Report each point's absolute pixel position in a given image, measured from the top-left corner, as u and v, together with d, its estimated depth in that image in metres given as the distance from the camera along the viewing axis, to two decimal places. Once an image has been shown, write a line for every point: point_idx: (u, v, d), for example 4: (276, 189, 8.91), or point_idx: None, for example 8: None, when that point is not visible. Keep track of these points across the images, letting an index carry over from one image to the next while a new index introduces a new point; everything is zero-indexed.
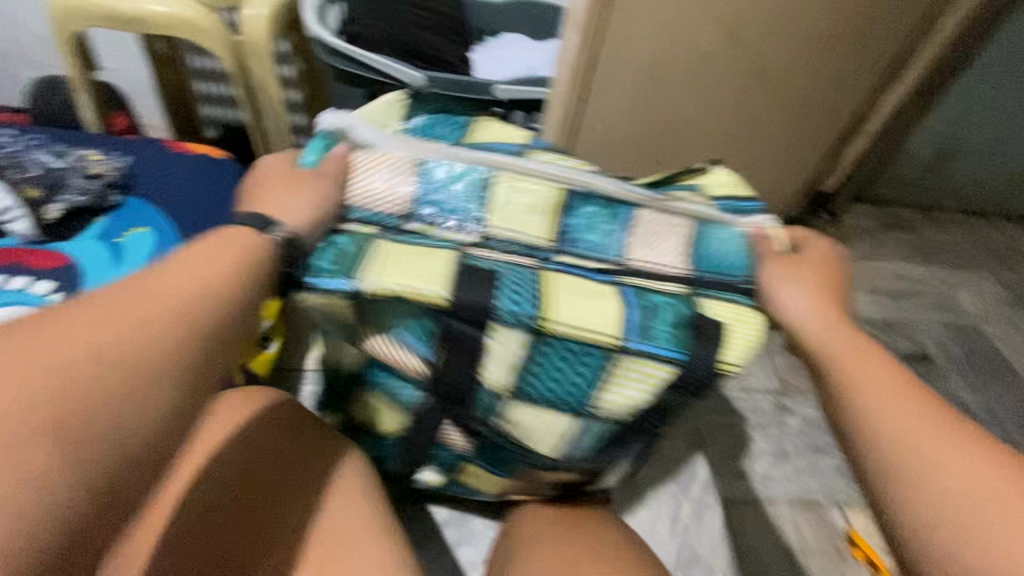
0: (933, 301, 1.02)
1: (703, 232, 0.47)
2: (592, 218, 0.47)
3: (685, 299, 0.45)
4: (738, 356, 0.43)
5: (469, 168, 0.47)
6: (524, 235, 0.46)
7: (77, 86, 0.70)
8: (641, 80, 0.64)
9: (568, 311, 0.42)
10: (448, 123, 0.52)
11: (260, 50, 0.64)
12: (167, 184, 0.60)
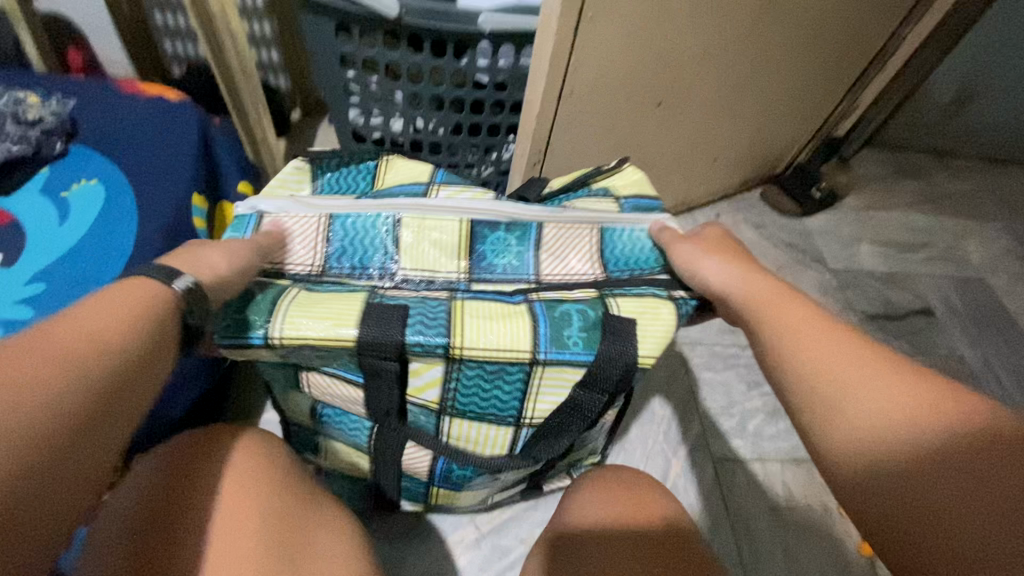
0: (939, 253, 0.99)
1: (608, 232, 0.51)
2: (505, 237, 0.51)
3: (596, 301, 0.46)
4: (651, 350, 0.43)
5: (378, 212, 0.49)
6: (438, 270, 0.50)
7: (14, 15, 0.63)
8: (642, 14, 0.56)
9: (480, 337, 0.42)
10: (356, 173, 0.53)
11: None
12: (121, 131, 0.53)
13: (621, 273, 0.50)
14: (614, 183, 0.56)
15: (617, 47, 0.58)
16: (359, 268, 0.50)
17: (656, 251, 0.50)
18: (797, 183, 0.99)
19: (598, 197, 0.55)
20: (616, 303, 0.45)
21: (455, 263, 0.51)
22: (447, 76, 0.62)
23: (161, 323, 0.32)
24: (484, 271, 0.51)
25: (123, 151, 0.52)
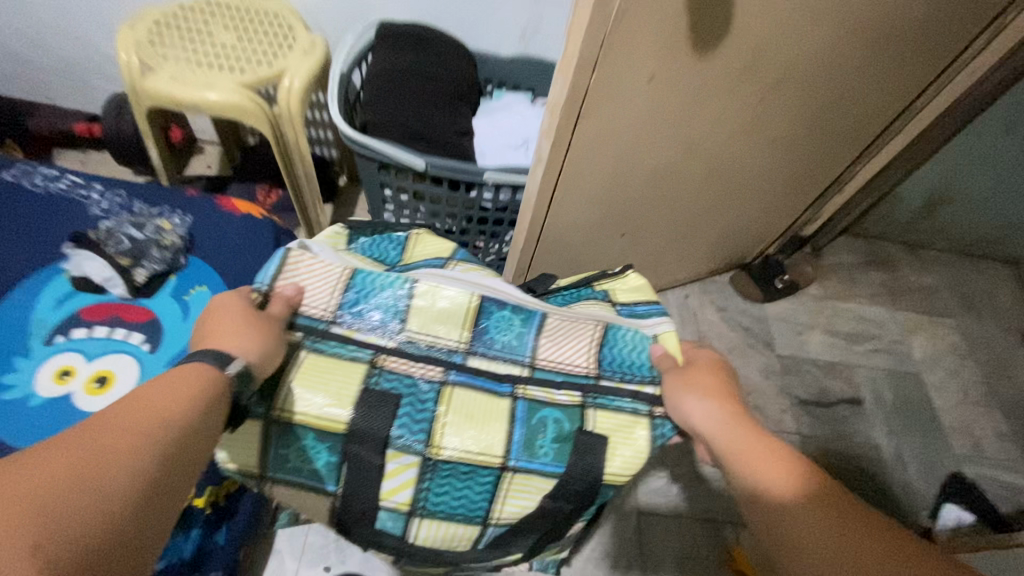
0: (884, 346, 1.12)
1: (609, 333, 0.62)
2: (509, 318, 0.62)
3: (575, 412, 0.58)
4: (624, 469, 0.58)
5: (403, 278, 0.62)
6: (443, 339, 0.60)
7: (146, 134, 0.84)
8: (606, 188, 0.73)
9: (453, 439, 0.57)
10: (388, 243, 0.68)
11: (293, 120, 0.77)
12: (223, 244, 0.74)
13: (614, 372, 0.60)
14: (616, 288, 0.69)
15: (588, 204, 0.75)
16: (367, 327, 0.60)
17: (651, 361, 0.61)
18: (763, 274, 1.13)
19: (599, 297, 0.68)
20: (593, 412, 0.59)
21: (456, 334, 0.61)
22: (459, 202, 0.81)
23: (211, 406, 0.42)
24: (484, 343, 0.60)
25: (225, 261, 0.73)
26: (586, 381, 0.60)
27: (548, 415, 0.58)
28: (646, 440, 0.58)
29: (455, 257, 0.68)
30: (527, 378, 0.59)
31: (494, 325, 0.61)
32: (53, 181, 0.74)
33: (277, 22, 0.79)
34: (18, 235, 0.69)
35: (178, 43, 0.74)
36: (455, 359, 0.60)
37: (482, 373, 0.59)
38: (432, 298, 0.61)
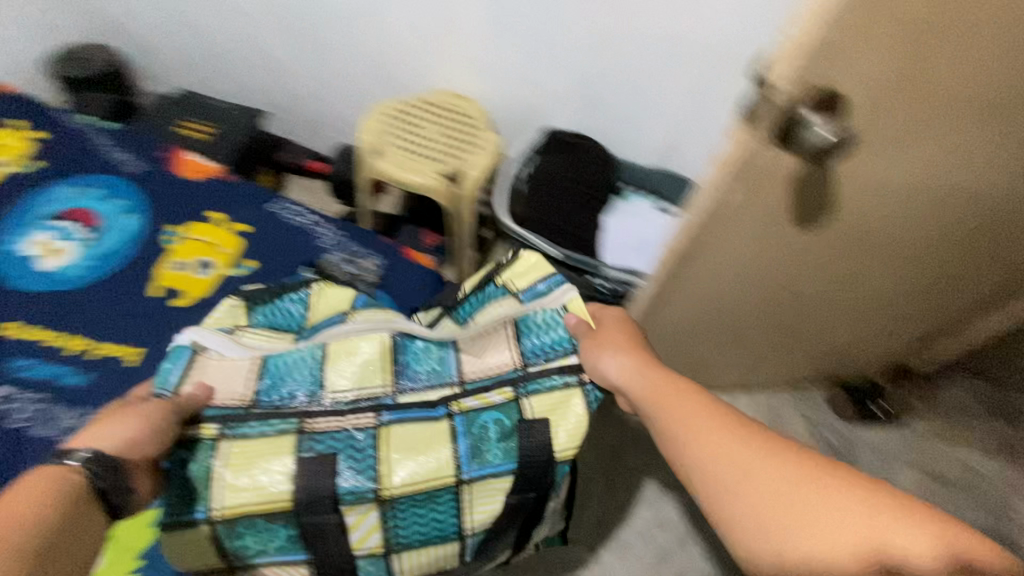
0: (985, 505, 1.08)
1: (522, 319, 0.77)
2: (427, 348, 0.79)
3: (507, 411, 0.73)
4: (569, 437, 0.72)
5: (310, 347, 0.78)
6: (369, 387, 0.76)
7: (363, 185, 1.11)
8: (700, 313, 0.85)
9: (399, 483, 0.71)
10: (287, 311, 0.83)
11: (467, 199, 0.98)
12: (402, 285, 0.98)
13: (537, 357, 0.75)
14: (511, 277, 0.80)
15: (687, 319, 0.88)
16: (302, 393, 0.75)
17: (568, 333, 0.75)
18: (863, 398, 1.14)
19: (501, 294, 0.80)
20: (525, 398, 0.73)
21: (383, 382, 0.77)
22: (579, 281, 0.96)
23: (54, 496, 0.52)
24: (409, 377, 0.78)
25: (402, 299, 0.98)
26: (514, 375, 0.75)
27: (484, 425, 0.73)
28: (582, 406, 0.72)
29: (357, 304, 0.83)
30: (457, 394, 0.75)
31: (411, 355, 0.79)
32: (298, 217, 1.01)
33: (469, 122, 1.03)
34: (273, 255, 0.97)
35: (399, 132, 1.01)
36: (386, 401, 0.76)
37: (416, 405, 0.75)
38: (347, 357, 0.77)
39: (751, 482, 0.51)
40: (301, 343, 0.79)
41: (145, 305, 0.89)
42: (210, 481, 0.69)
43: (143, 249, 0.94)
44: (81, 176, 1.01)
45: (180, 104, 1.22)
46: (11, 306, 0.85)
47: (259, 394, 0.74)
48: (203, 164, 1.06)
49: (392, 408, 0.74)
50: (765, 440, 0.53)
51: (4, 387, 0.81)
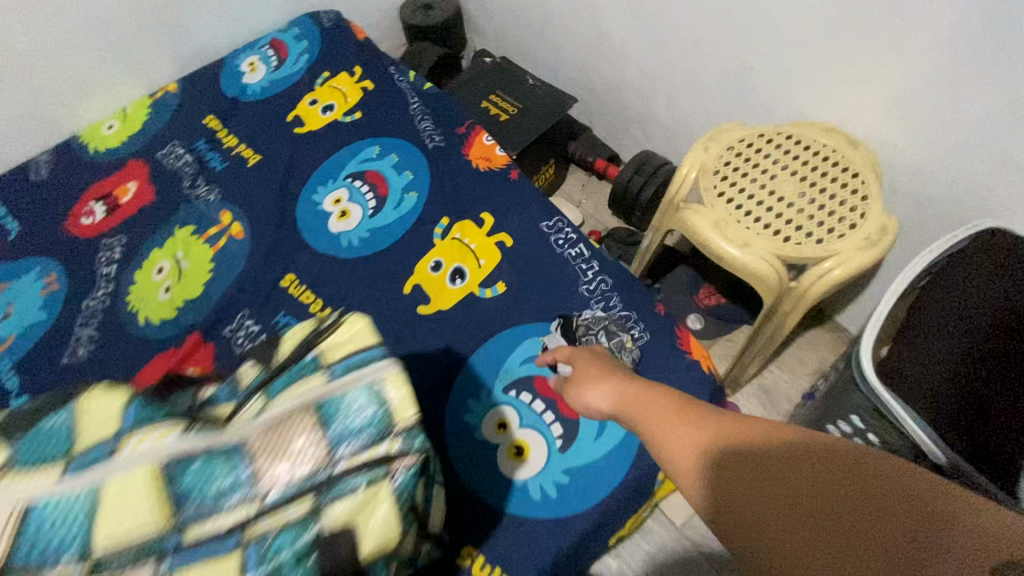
0: None
1: (325, 406, 0.40)
2: (202, 466, 0.38)
3: (311, 535, 0.37)
4: (383, 549, 0.39)
5: (67, 493, 0.37)
6: (142, 530, 0.36)
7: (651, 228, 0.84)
8: None
9: None
10: (48, 433, 0.40)
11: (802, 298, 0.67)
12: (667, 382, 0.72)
13: (344, 449, 0.39)
14: (324, 347, 0.45)
15: None
16: (47, 562, 0.35)
17: (380, 408, 0.40)
18: None
19: (308, 369, 0.43)
20: (329, 508, 0.38)
21: (155, 522, 0.37)
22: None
23: None
24: (196, 518, 0.37)
25: None
26: (322, 482, 0.38)
27: (279, 549, 0.37)
28: (394, 493, 0.39)
29: (126, 420, 0.41)
30: (257, 518, 0.37)
31: (191, 483, 0.38)
32: (569, 246, 0.83)
33: (849, 187, 0.69)
34: (528, 285, 0.81)
35: (740, 172, 0.71)
36: (165, 546, 0.36)
37: (194, 546, 0.37)
38: (117, 509, 0.36)
39: (707, 460, 0.40)
40: (59, 485, 0.37)
41: (396, 299, 0.82)
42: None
43: (414, 235, 0.88)
44: (388, 140, 1.01)
45: (503, 73, 1.12)
46: (297, 260, 0.88)
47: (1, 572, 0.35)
48: (492, 148, 0.95)
49: (173, 546, 0.36)
50: (695, 411, 0.44)
51: (263, 338, 0.81)
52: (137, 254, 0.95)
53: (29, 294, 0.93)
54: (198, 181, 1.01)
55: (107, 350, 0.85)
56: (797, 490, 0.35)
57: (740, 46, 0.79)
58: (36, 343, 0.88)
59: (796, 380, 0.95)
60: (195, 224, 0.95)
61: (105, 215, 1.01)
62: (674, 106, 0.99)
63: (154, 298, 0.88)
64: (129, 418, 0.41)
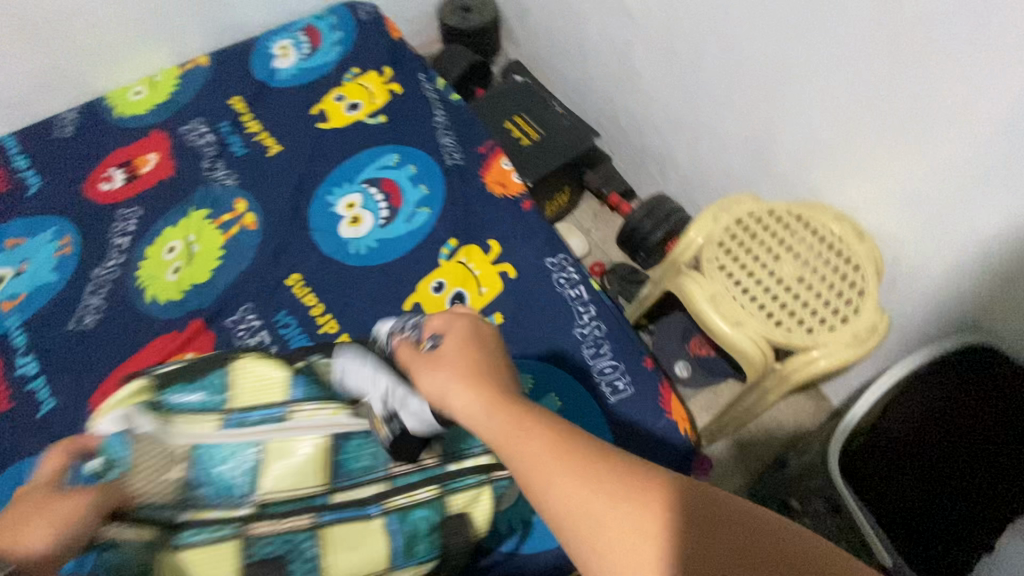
0: None
1: None
2: (357, 446, 0.60)
3: (433, 505, 0.61)
4: (480, 521, 0.63)
5: (240, 445, 0.57)
6: (300, 488, 0.58)
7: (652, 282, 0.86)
8: None
9: (342, 562, 0.57)
10: (207, 385, 0.59)
11: (783, 379, 0.69)
12: (642, 439, 0.75)
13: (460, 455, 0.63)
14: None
15: None
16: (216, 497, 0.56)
17: None
18: None
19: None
20: (448, 494, 0.62)
21: (316, 482, 0.58)
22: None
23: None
24: (343, 480, 0.59)
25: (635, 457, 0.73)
26: (440, 473, 0.62)
27: (419, 517, 0.60)
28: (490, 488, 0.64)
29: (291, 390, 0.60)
30: (389, 491, 0.60)
31: (350, 451, 0.60)
32: (568, 287, 0.85)
33: (847, 278, 0.70)
34: (524, 320, 0.83)
35: (746, 247, 0.73)
36: (321, 501, 0.58)
37: (349, 504, 0.59)
38: (286, 457, 0.58)
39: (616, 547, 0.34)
40: (223, 432, 0.56)
41: (395, 315, 0.85)
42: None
43: (422, 252, 0.90)
44: (409, 150, 1.02)
45: (534, 93, 1.12)
46: (305, 260, 0.90)
47: (199, 497, 0.55)
48: (508, 173, 0.97)
49: (324, 499, 0.58)
50: (589, 464, 0.38)
51: (262, 333, 0.84)
52: (150, 228, 0.97)
53: (44, 254, 0.96)
54: (217, 164, 1.02)
55: (112, 322, 0.87)
56: (677, 537, 0.34)
57: (767, 115, 0.80)
58: (45, 305, 0.91)
59: (770, 442, 0.97)
60: (210, 207, 0.97)
61: (123, 183, 1.03)
62: (695, 155, 1.00)
63: (162, 277, 0.91)
64: (301, 393, 0.60)
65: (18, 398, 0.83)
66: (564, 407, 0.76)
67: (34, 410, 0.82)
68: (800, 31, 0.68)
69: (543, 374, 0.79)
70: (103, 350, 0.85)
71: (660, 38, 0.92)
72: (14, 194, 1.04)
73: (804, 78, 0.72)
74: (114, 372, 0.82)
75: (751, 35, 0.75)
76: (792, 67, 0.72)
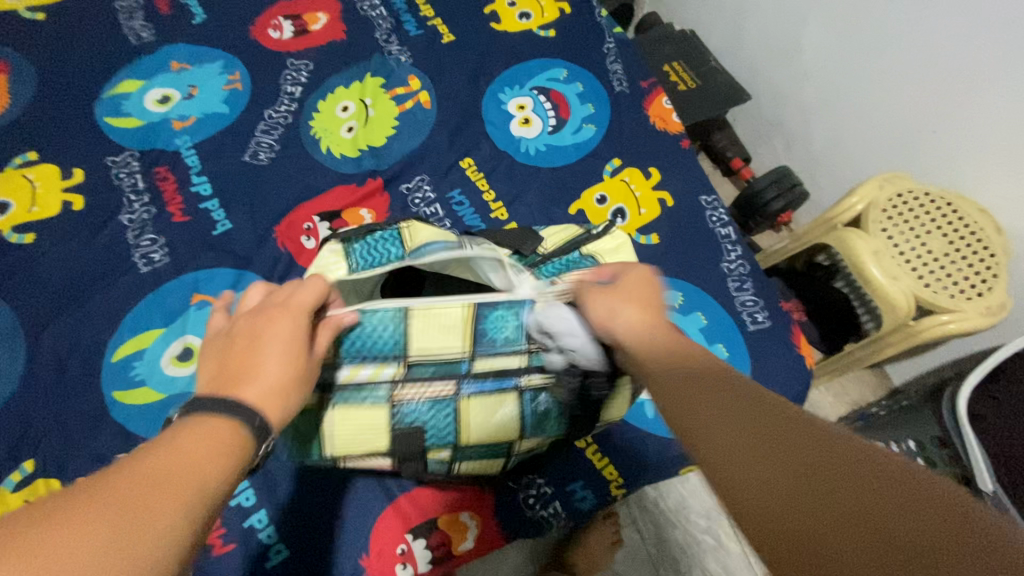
0: None
1: None
2: (504, 319, 0.59)
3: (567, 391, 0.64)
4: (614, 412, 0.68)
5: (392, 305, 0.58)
6: (443, 354, 0.60)
7: (797, 240, 0.96)
8: None
9: (475, 427, 0.64)
10: (385, 244, 0.63)
11: (912, 335, 0.80)
12: (773, 365, 0.84)
13: None
14: (602, 252, 0.71)
15: None
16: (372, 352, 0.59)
17: None
18: None
19: (593, 268, 0.68)
20: None
21: (461, 346, 0.60)
22: None
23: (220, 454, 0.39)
24: (489, 346, 0.60)
25: (766, 379, 0.83)
26: None
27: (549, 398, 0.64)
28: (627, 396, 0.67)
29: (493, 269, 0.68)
30: (526, 368, 0.62)
31: (495, 323, 0.59)
32: (719, 224, 0.93)
33: (982, 261, 0.79)
34: (678, 243, 0.91)
35: (901, 218, 0.82)
36: (463, 369, 0.62)
37: (489, 376, 0.62)
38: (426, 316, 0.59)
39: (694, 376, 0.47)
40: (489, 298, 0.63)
41: (561, 215, 0.92)
42: (321, 436, 0.61)
43: (588, 164, 0.96)
44: (577, 68, 1.04)
45: (691, 45, 1.16)
46: (478, 149, 0.95)
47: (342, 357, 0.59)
48: (669, 111, 1.01)
49: (466, 364, 0.61)
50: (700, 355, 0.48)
51: (437, 205, 0.91)
52: (322, 85, 0.98)
53: (213, 85, 0.97)
54: (391, 38, 1.04)
55: (287, 165, 0.91)
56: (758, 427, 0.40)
57: (930, 117, 0.90)
58: (217, 133, 0.93)
59: (836, 404, 1.08)
60: (385, 78, 0.99)
61: (292, 34, 1.03)
62: (832, 137, 1.07)
63: (337, 132, 0.94)
64: None
65: (194, 214, 0.87)
66: (708, 324, 0.85)
67: (211, 228, 0.86)
68: (1008, 48, 0.77)
69: (692, 295, 0.87)
70: (280, 187, 0.89)
71: (836, 18, 0.98)
72: (178, 19, 1.03)
73: (995, 89, 0.81)
74: (297, 210, 0.88)
75: (949, 41, 0.83)
76: (984, 77, 0.81)
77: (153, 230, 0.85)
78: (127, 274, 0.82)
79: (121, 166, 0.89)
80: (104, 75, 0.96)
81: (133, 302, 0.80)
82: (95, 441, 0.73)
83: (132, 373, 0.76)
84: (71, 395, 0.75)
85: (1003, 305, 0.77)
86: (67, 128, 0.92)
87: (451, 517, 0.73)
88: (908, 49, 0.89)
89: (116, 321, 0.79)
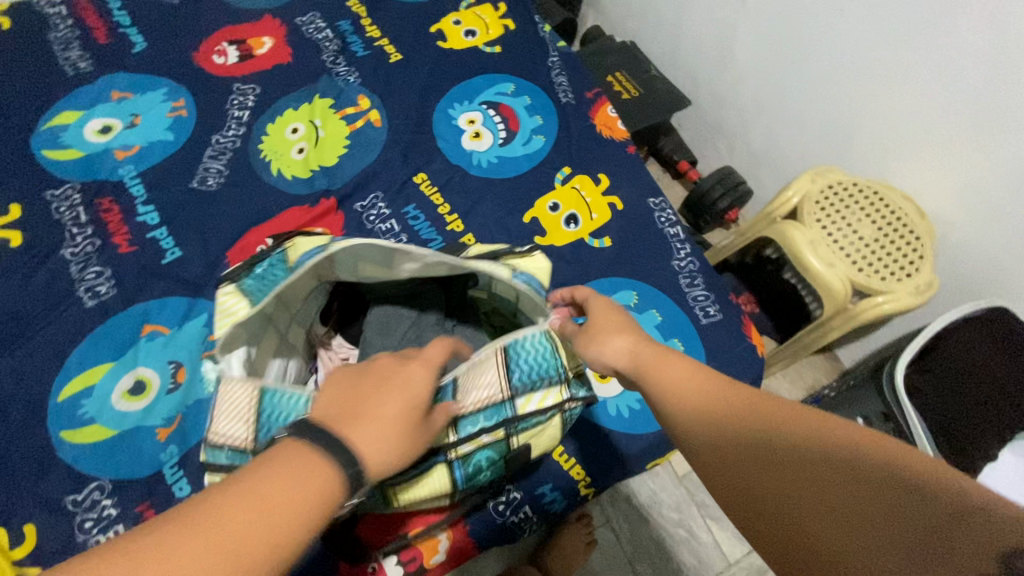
0: None
1: (510, 349, 0.63)
2: None
3: (499, 444, 0.66)
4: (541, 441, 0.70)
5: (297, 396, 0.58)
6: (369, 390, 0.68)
7: (740, 237, 1.00)
8: None
9: (406, 495, 0.66)
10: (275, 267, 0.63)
11: (852, 318, 0.84)
12: (727, 356, 0.87)
13: (523, 385, 0.65)
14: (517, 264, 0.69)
15: None
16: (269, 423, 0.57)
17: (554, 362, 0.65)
18: None
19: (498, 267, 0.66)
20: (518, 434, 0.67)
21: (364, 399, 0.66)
22: None
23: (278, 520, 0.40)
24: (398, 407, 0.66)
25: (722, 368, 0.86)
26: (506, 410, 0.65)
27: (479, 459, 0.67)
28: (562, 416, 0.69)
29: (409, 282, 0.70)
30: (454, 445, 0.64)
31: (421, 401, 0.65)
32: (667, 224, 0.96)
33: (910, 245, 0.84)
34: (630, 244, 0.94)
35: (833, 209, 0.87)
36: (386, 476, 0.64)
37: (411, 471, 0.64)
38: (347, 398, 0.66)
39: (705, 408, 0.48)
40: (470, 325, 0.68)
41: (516, 225, 0.94)
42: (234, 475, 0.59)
43: (540, 174, 0.98)
44: (524, 81, 1.07)
45: (632, 55, 1.21)
46: (431, 164, 0.97)
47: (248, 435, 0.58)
48: (614, 119, 1.05)
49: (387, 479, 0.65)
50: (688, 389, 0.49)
51: (393, 221, 0.92)
52: (270, 108, 0.98)
53: (157, 112, 0.96)
54: (339, 60, 1.05)
55: (236, 189, 0.90)
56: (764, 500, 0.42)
57: (854, 114, 0.97)
58: (162, 160, 0.92)
59: (793, 390, 1.13)
60: (334, 98, 1.00)
61: (237, 60, 1.02)
62: (769, 136, 1.13)
63: (288, 153, 0.94)
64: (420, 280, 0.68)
65: (141, 243, 0.85)
66: (663, 320, 0.88)
67: (159, 256, 0.84)
68: (914, 43, 0.84)
69: (647, 293, 0.90)
70: (231, 212, 0.88)
71: (763, 26, 1.04)
72: (117, 49, 1.01)
73: (908, 84, 0.87)
74: (249, 234, 0.87)
75: (862, 43, 0.90)
76: (896, 73, 0.88)
77: (98, 262, 0.83)
78: (72, 308, 0.79)
79: (62, 200, 0.87)
80: (40, 108, 0.94)
81: (79, 337, 0.77)
82: (43, 486, 0.70)
83: (80, 412, 0.73)
84: (15, 438, 0.71)
85: (931, 284, 0.83)
86: (2, 163, 0.89)
87: (420, 530, 0.72)
88: (829, 50, 0.95)
89: (62, 358, 0.76)
